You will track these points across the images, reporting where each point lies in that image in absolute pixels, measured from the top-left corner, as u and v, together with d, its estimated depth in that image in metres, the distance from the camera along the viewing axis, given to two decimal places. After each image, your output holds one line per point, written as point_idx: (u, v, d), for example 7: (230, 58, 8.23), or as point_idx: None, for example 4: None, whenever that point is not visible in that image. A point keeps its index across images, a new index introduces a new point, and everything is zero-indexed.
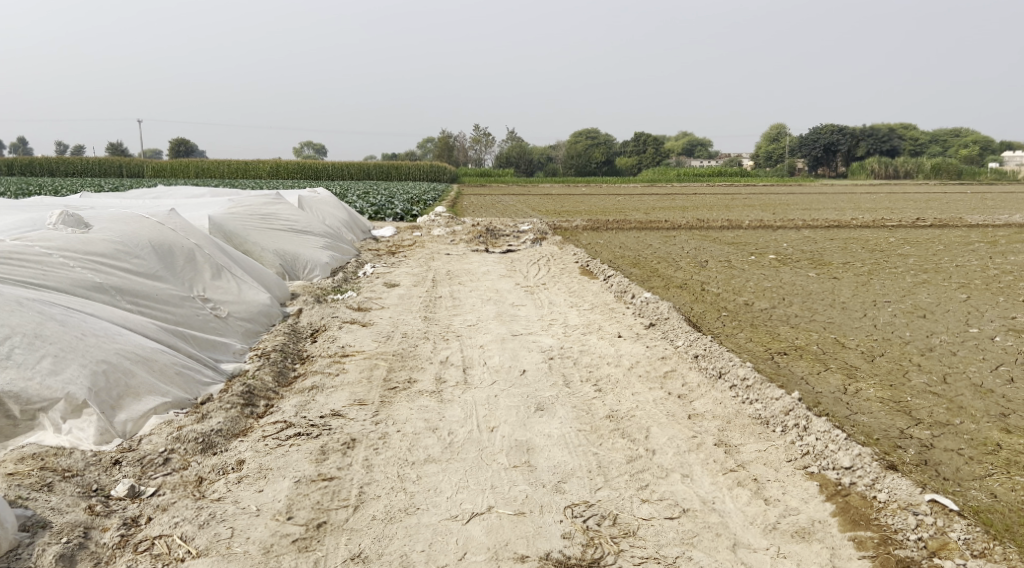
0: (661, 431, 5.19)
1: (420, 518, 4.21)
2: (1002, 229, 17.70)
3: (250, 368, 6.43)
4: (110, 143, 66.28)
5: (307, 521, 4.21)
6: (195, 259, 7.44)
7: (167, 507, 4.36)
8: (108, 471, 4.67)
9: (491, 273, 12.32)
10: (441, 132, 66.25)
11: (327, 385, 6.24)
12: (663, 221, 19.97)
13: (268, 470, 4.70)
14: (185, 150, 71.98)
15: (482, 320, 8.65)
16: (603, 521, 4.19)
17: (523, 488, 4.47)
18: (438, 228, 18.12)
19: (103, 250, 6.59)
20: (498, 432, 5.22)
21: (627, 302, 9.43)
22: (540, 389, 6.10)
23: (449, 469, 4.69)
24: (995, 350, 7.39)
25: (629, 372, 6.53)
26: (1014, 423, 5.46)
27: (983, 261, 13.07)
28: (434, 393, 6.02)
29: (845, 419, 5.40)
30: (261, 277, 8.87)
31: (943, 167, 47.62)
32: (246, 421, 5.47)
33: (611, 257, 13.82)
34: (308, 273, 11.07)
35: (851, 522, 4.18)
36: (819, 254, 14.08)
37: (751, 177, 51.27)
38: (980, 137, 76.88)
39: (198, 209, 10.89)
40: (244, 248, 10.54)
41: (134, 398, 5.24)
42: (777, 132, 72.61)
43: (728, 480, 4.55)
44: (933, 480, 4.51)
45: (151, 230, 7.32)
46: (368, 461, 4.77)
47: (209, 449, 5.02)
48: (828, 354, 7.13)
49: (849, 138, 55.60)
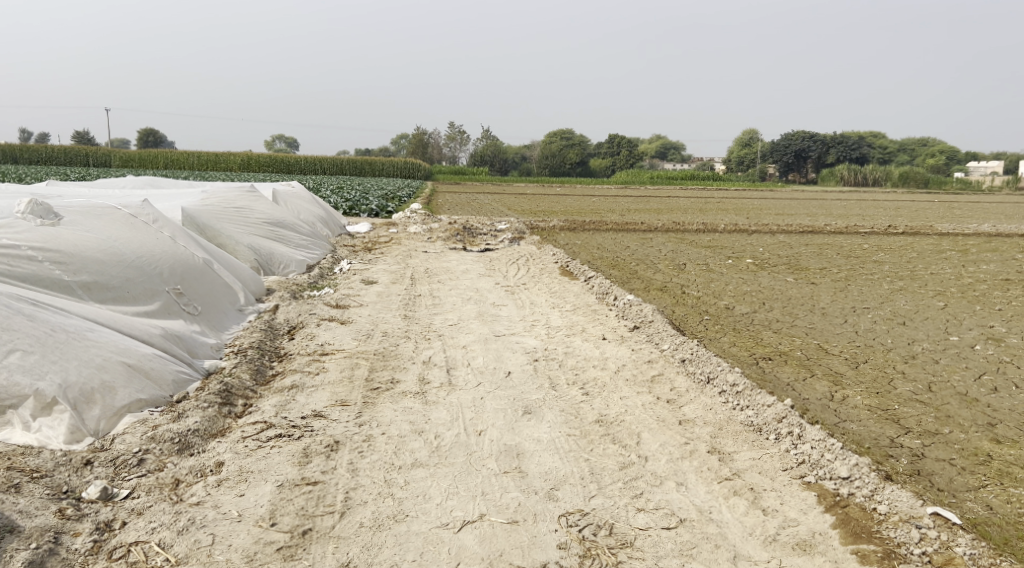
0: (652, 437, 5.10)
1: (410, 526, 4.06)
2: (972, 238, 17.96)
3: (227, 366, 6.22)
4: (76, 131, 64.69)
5: (293, 528, 4.04)
6: (170, 251, 7.18)
7: (142, 511, 4.16)
8: (79, 472, 4.45)
9: (470, 271, 12.17)
10: (415, 130, 65.92)
11: (308, 384, 6.06)
12: (641, 222, 20.00)
13: (249, 473, 4.51)
14: (154, 140, 70.49)
15: (464, 319, 8.51)
16: (599, 530, 4.08)
17: (515, 496, 4.34)
18: (414, 225, 17.92)
19: (73, 242, 6.32)
20: (486, 436, 5.07)
21: (608, 304, 9.35)
22: (526, 392, 5.97)
23: (438, 474, 4.54)
24: (976, 359, 7.40)
25: (616, 376, 6.42)
26: (1003, 433, 5.45)
27: (957, 269, 13.19)
28: (417, 394, 5.87)
29: (834, 427, 5.36)
30: (236, 271, 8.63)
31: (910, 176, 48.36)
32: (224, 421, 5.26)
33: (590, 259, 13.74)
34: (282, 269, 10.81)
35: (852, 535, 4.12)
36: (795, 259, 14.16)
37: (724, 181, 51.64)
38: (946, 147, 78.34)
39: (170, 201, 10.58)
40: (217, 241, 10.23)
41: (107, 395, 5.02)
42: (750, 137, 73.33)
43: (724, 489, 4.46)
44: (929, 491, 4.47)
45: (124, 223, 7.06)
46: (354, 465, 4.60)
47: (185, 450, 4.82)
48: (812, 360, 7.10)
49: (820, 145, 56.22)
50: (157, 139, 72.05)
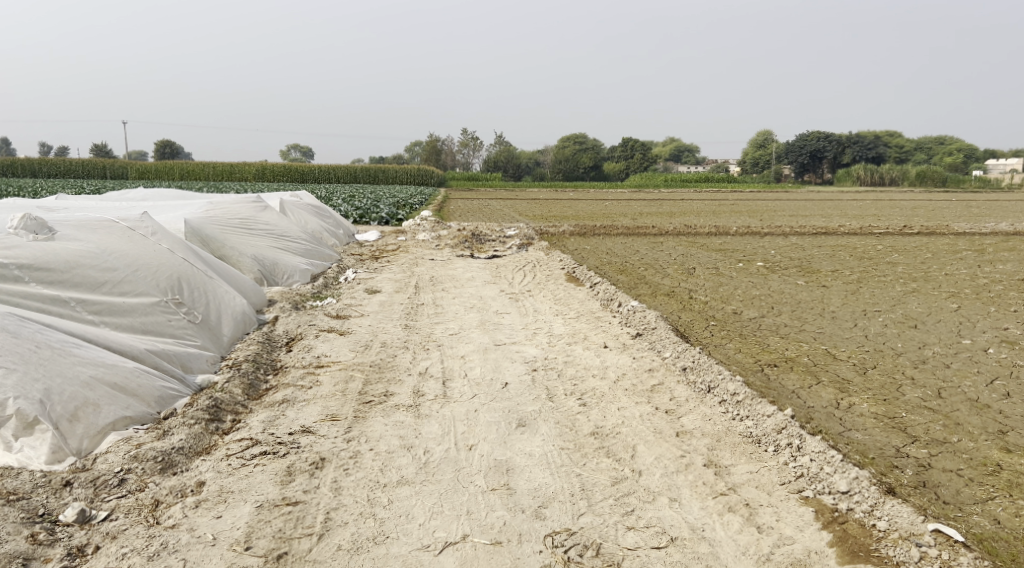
0: (648, 450, 4.94)
1: (390, 548, 3.94)
2: (989, 237, 17.62)
3: (220, 380, 6.13)
4: (93, 145, 65.11)
5: (267, 552, 3.93)
6: (167, 263, 7.07)
7: (117, 535, 4.07)
8: (58, 493, 4.37)
9: (475, 279, 12.06)
10: (429, 137, 66.20)
11: (299, 398, 5.96)
12: (651, 226, 19.79)
13: (229, 493, 4.42)
14: (170, 152, 71.30)
15: (464, 328, 8.38)
16: (585, 551, 3.93)
17: (501, 515, 4.21)
18: (423, 233, 17.84)
19: (65, 257, 6.24)
20: (476, 450, 4.95)
21: (613, 311, 9.19)
22: (522, 403, 5.84)
23: (423, 492, 4.41)
24: (989, 363, 7.18)
25: (615, 386, 6.27)
26: (1014, 442, 5.24)
27: (972, 270, 12.91)
28: (410, 407, 5.75)
29: (837, 436, 5.18)
30: (236, 282, 8.54)
31: (927, 175, 47.70)
32: (210, 438, 5.16)
33: (598, 264, 13.55)
34: (286, 280, 10.76)
35: (850, 553, 3.95)
36: (807, 261, 13.92)
37: (739, 183, 51.32)
38: (963, 146, 77.35)
39: (174, 212, 10.55)
40: (221, 252, 10.18)
41: (92, 412, 4.94)
42: (764, 139, 72.79)
43: (718, 505, 4.30)
44: (933, 504, 4.29)
45: (120, 238, 6.98)
46: (337, 484, 4.49)
47: (168, 469, 4.72)
48: (819, 366, 6.90)
49: (835, 145, 55.64)
50: (173, 152, 72.52)
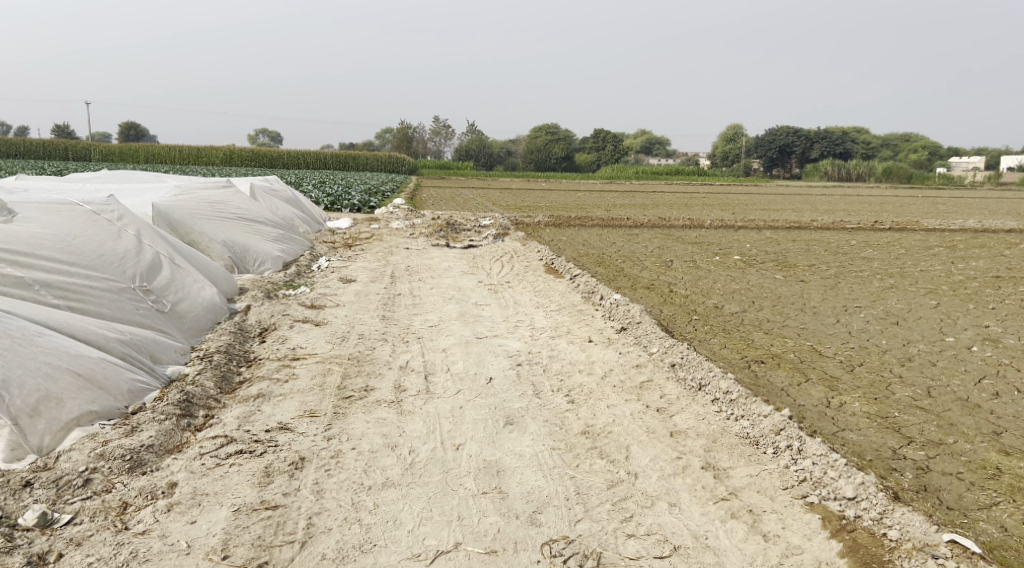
0: (642, 451, 4.76)
1: (378, 558, 3.73)
2: (959, 234, 17.80)
3: (191, 373, 5.82)
4: (54, 125, 63.13)
5: (246, 561, 3.70)
6: (133, 250, 6.70)
7: (82, 541, 3.80)
8: (17, 494, 4.07)
9: (453, 269, 11.79)
10: (400, 124, 65.33)
11: (275, 393, 5.68)
12: (625, 218, 19.63)
13: (203, 496, 4.15)
14: (134, 135, 69.78)
15: (444, 320, 8.13)
16: (584, 561, 3.77)
17: (494, 521, 4.01)
18: (397, 221, 17.48)
19: (25, 240, 5.86)
20: (464, 450, 4.72)
21: (594, 304, 9.02)
22: (508, 400, 5.61)
23: (411, 496, 4.19)
24: (975, 361, 7.14)
25: (603, 382, 6.08)
26: (1010, 444, 5.16)
27: (947, 266, 12.96)
28: (393, 404, 5.50)
29: (833, 437, 5.05)
30: (206, 269, 8.18)
31: (893, 170, 48.30)
32: (181, 435, 4.88)
33: (575, 256, 13.37)
34: (258, 267, 10.42)
35: (862, 565, 3.84)
36: (783, 255, 13.88)
37: (708, 176, 51.51)
38: (928, 144, 78.72)
39: (141, 196, 10.12)
40: (189, 238, 9.80)
41: (55, 405, 4.63)
42: (732, 132, 73.23)
43: (720, 512, 4.15)
44: (938, 511, 4.18)
45: (84, 222, 6.59)
46: (319, 486, 4.25)
47: (138, 468, 4.43)
48: (806, 363, 6.77)
49: (804, 140, 56.13)
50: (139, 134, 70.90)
